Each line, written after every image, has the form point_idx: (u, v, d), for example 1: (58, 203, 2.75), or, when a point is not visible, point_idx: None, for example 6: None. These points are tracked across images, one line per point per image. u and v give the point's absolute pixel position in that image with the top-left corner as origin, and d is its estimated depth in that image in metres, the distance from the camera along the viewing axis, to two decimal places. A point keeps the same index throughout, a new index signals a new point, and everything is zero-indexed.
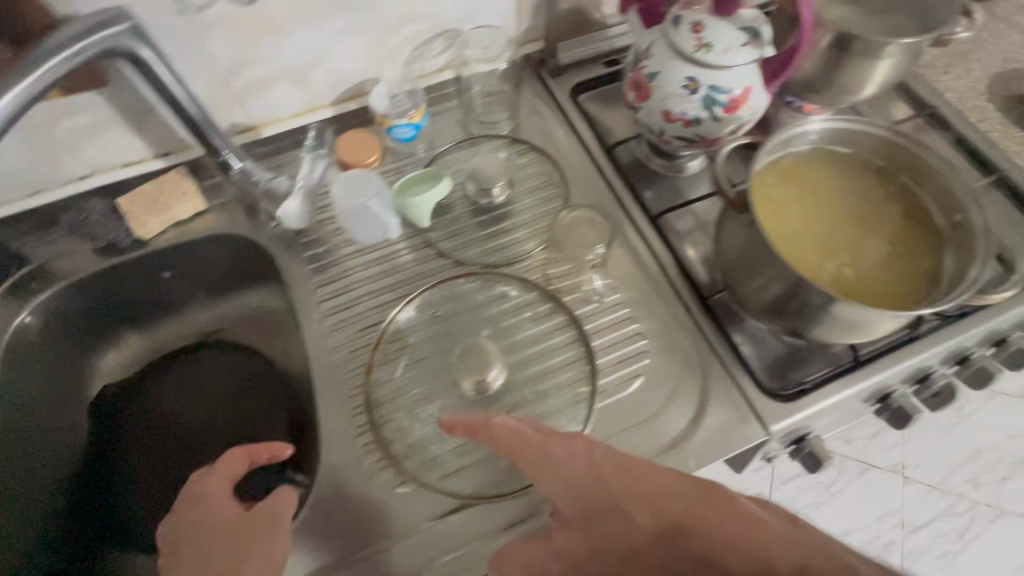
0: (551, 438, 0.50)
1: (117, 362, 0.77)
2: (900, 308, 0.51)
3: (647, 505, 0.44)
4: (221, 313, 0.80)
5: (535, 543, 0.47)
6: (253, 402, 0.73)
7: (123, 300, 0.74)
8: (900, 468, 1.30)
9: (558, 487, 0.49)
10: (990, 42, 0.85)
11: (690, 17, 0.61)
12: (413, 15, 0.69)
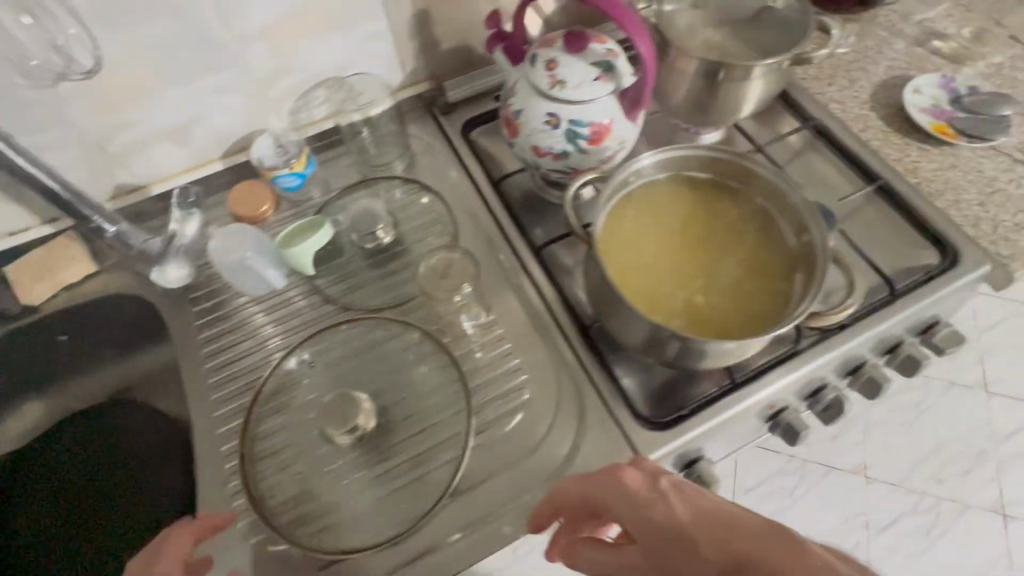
0: (620, 471, 0.45)
1: (22, 425, 0.77)
2: (749, 334, 0.52)
3: (714, 539, 0.38)
4: (130, 370, 0.79)
5: (602, 561, 0.44)
6: (153, 460, 0.74)
7: (20, 365, 0.74)
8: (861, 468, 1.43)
9: (618, 512, 0.43)
10: (875, 50, 0.86)
11: (545, 55, 0.62)
12: (287, 68, 0.70)
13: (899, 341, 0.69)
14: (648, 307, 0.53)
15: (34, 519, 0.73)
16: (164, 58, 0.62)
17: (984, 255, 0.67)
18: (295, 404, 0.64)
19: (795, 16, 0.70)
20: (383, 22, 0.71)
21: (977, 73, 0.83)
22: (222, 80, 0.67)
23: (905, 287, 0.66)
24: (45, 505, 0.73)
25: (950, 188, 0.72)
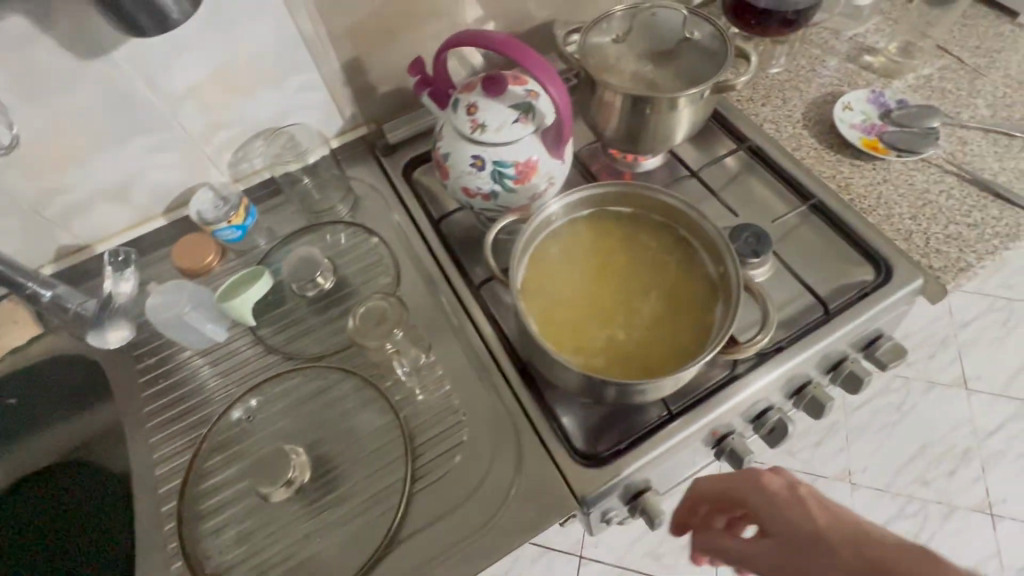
0: (761, 475, 0.49)
1: None
2: (669, 368, 0.53)
3: (856, 551, 0.40)
4: (60, 436, 0.74)
5: (726, 543, 0.47)
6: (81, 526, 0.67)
7: None
8: (846, 474, 1.40)
9: (757, 509, 0.47)
10: (808, 69, 0.88)
11: (465, 100, 0.63)
12: (221, 123, 0.72)
13: (842, 357, 0.69)
14: (570, 347, 0.54)
15: None
16: (93, 123, 0.63)
17: (917, 268, 0.67)
18: (238, 458, 0.64)
19: (716, 46, 0.72)
20: (314, 73, 0.73)
21: (908, 86, 0.84)
22: (155, 139, 0.69)
23: (838, 306, 0.66)
24: None
25: (883, 202, 0.73)
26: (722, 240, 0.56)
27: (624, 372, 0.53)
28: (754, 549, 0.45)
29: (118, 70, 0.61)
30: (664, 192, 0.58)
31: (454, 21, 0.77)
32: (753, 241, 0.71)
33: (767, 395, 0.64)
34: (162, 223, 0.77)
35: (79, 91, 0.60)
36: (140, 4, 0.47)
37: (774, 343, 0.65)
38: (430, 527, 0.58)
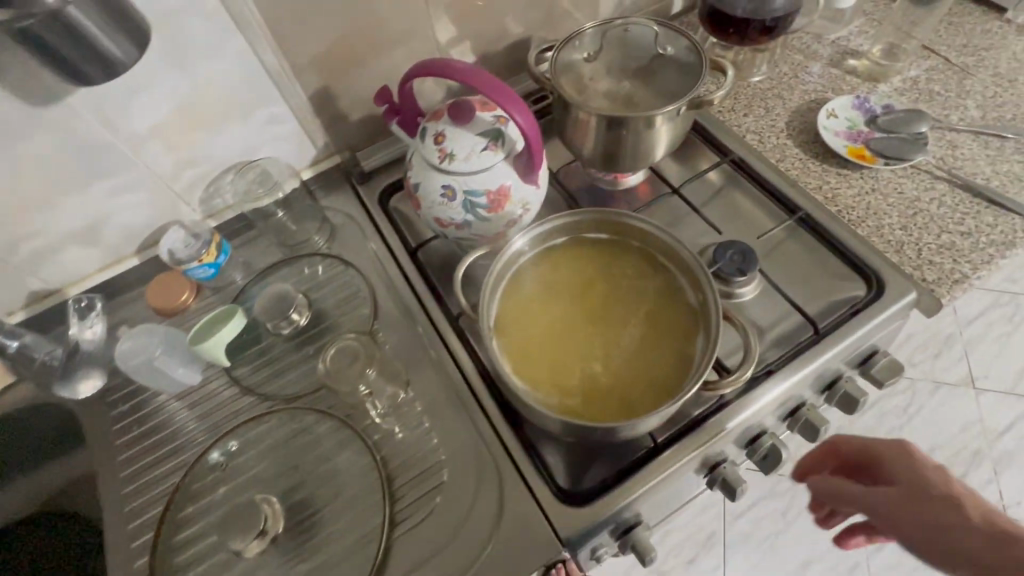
0: (911, 445, 0.49)
1: None
2: (650, 406, 0.50)
3: (994, 522, 0.40)
4: (37, 484, 0.71)
5: (829, 482, 0.50)
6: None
7: None
8: None
9: (895, 469, 0.48)
10: (790, 75, 0.86)
11: (432, 129, 0.61)
12: (189, 160, 0.70)
13: (836, 376, 0.67)
14: (546, 387, 0.52)
15: None
16: (55, 168, 0.62)
17: (909, 282, 0.65)
18: (209, 508, 0.61)
19: (693, 60, 0.71)
20: (282, 104, 0.72)
21: (894, 90, 0.82)
22: (121, 180, 0.67)
23: (829, 325, 0.64)
24: None
25: (872, 213, 0.71)
26: (699, 266, 0.53)
27: (603, 412, 0.50)
28: (875, 496, 0.46)
29: (75, 114, 0.59)
30: (638, 218, 0.56)
31: (424, 45, 0.76)
32: (739, 259, 0.69)
33: (759, 420, 0.62)
34: (135, 262, 0.76)
35: (36, 138, 0.59)
36: (82, 51, 0.45)
37: (763, 366, 0.63)
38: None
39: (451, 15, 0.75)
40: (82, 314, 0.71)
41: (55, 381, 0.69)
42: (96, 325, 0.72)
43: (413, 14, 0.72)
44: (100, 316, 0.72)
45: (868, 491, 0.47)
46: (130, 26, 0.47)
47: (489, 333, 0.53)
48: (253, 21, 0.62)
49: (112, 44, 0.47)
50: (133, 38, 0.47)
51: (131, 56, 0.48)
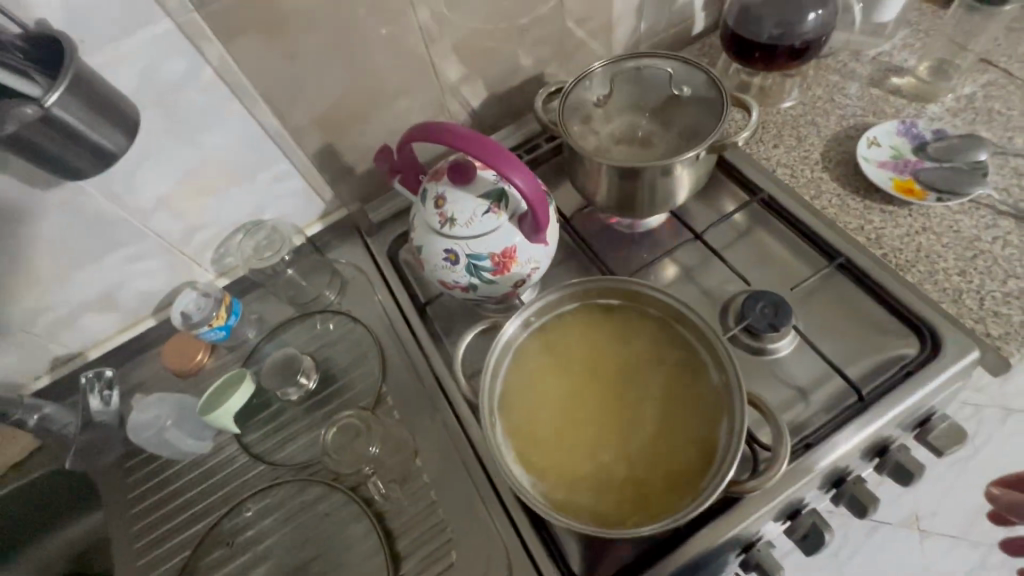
0: None
1: None
2: (668, 503, 0.45)
3: None
4: (74, 535, 0.74)
5: None
6: None
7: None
8: None
9: None
10: (825, 98, 0.79)
11: (433, 192, 0.59)
12: (198, 225, 0.70)
13: (887, 443, 0.59)
14: (554, 479, 0.48)
15: None
16: (68, 243, 0.63)
17: (971, 338, 0.57)
18: None
19: (714, 95, 0.66)
20: (286, 163, 0.71)
21: (946, 110, 0.74)
22: (133, 249, 0.68)
23: (874, 391, 0.57)
24: None
25: (924, 256, 0.63)
26: (721, 342, 0.48)
27: (617, 511, 0.46)
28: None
29: (83, 192, 0.60)
30: (652, 285, 0.52)
31: (429, 93, 0.74)
32: (771, 312, 0.63)
33: (799, 498, 0.55)
34: (152, 324, 0.76)
35: (46, 218, 0.60)
36: (72, 148, 0.45)
37: (801, 436, 0.57)
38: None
39: (455, 61, 0.73)
40: (96, 388, 0.71)
41: (69, 452, 0.70)
42: (112, 397, 0.72)
43: (415, 65, 0.70)
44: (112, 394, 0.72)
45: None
46: (114, 114, 0.47)
47: (491, 418, 0.49)
48: (252, 88, 0.61)
49: (100, 135, 0.46)
50: (121, 129, 0.47)
51: (120, 146, 0.48)
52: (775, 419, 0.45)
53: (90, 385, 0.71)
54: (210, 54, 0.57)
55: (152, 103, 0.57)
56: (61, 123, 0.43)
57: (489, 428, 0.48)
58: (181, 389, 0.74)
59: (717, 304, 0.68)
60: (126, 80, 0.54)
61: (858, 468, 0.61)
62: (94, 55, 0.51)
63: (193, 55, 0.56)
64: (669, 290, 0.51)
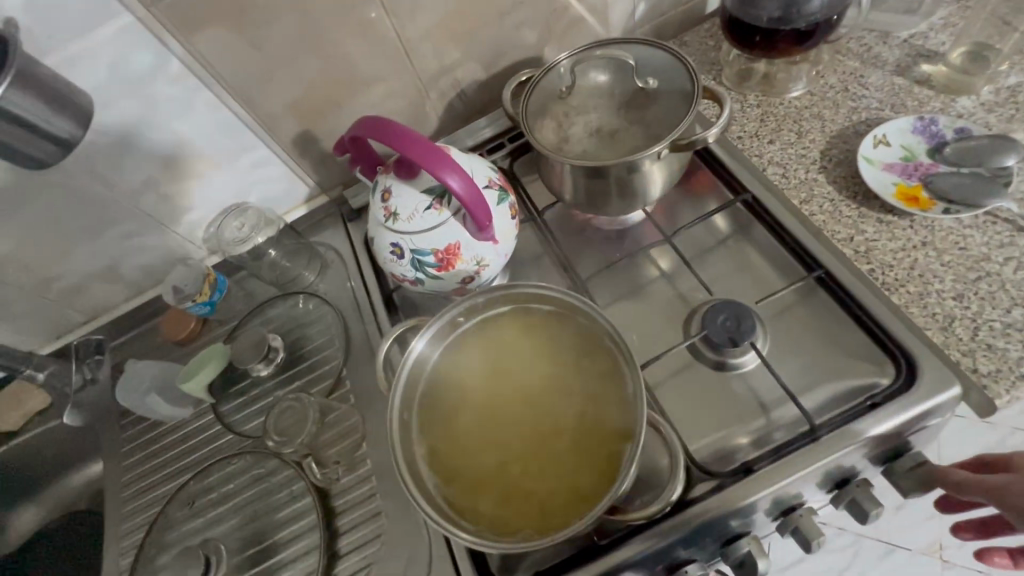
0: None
1: (32, 520, 0.87)
2: (564, 518, 0.45)
3: None
4: (91, 476, 0.85)
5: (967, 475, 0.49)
6: (87, 559, 0.81)
7: (25, 471, 0.84)
8: (936, 547, 1.05)
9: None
10: (840, 87, 0.70)
11: (381, 186, 0.60)
12: (186, 206, 0.75)
13: (844, 474, 0.54)
14: (458, 482, 0.48)
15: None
16: (66, 220, 0.69)
17: (952, 372, 0.51)
18: (176, 542, 0.63)
19: (687, 88, 0.61)
20: (264, 149, 0.73)
21: (979, 104, 0.65)
22: (126, 228, 0.74)
23: (828, 422, 0.52)
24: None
25: (918, 276, 0.56)
26: (632, 355, 0.47)
27: (515, 521, 0.46)
28: (1006, 482, 0.47)
29: (72, 175, 0.66)
30: (574, 294, 0.51)
31: (405, 79, 0.73)
32: (733, 326, 0.58)
33: (733, 525, 0.52)
34: (153, 296, 0.82)
35: (42, 198, 0.66)
36: (32, 138, 0.53)
37: (747, 461, 0.52)
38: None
39: (429, 46, 0.71)
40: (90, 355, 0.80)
41: (65, 407, 0.78)
42: (102, 363, 0.80)
43: (387, 53, 0.69)
44: (106, 359, 0.80)
45: (996, 479, 0.48)
46: (65, 107, 0.55)
47: (405, 414, 0.51)
48: (218, 76, 0.64)
49: (54, 125, 0.54)
50: (73, 119, 0.55)
51: (77, 135, 0.56)
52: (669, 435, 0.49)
53: (82, 351, 0.80)
54: (173, 46, 0.60)
55: (124, 93, 0.62)
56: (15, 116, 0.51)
57: (401, 424, 0.50)
58: (170, 358, 0.80)
59: (685, 311, 0.63)
60: (96, 73, 0.59)
61: (813, 498, 0.56)
62: (64, 50, 0.56)
63: (157, 48, 0.60)
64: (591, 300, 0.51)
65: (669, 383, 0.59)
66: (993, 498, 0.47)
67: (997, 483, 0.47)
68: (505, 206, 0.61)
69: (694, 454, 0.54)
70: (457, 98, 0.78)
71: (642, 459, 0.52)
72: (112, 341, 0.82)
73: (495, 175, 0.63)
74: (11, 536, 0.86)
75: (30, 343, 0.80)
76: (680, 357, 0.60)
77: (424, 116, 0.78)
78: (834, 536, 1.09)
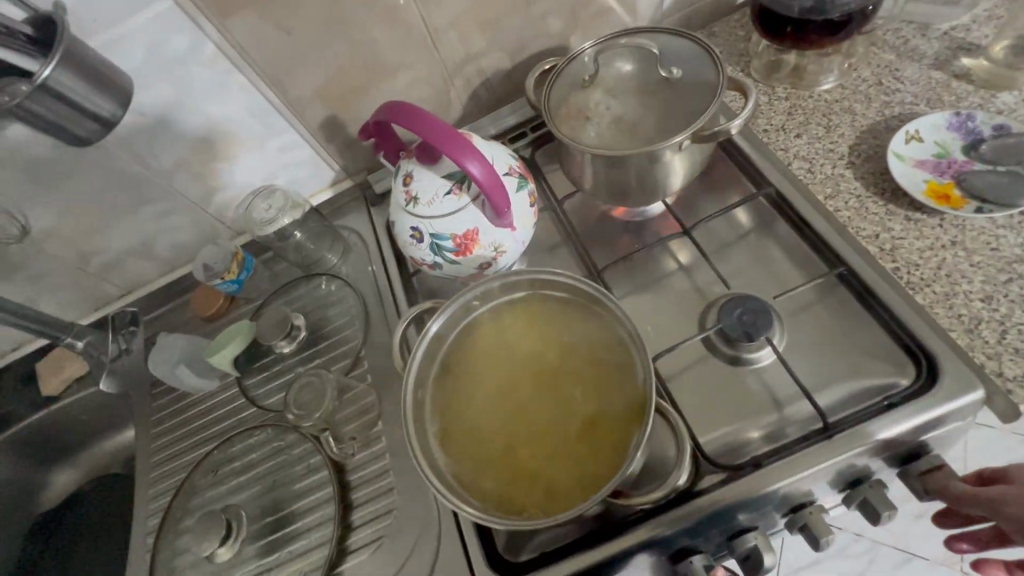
0: None
1: (69, 480, 0.92)
2: (570, 499, 0.46)
3: None
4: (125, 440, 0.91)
5: (969, 489, 0.49)
6: (121, 514, 0.86)
7: (62, 434, 0.89)
8: (956, 559, 1.01)
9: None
10: (873, 80, 0.69)
11: (403, 170, 0.61)
12: (218, 186, 0.77)
13: (857, 474, 0.53)
14: (467, 460, 0.50)
15: (46, 551, 0.86)
16: (105, 196, 0.73)
17: (975, 376, 0.50)
18: (200, 507, 0.66)
19: (712, 79, 0.60)
20: (292, 133, 0.75)
21: (1021, 100, 0.62)
22: (160, 206, 0.77)
23: (843, 420, 0.51)
24: (57, 542, 0.87)
25: (945, 276, 0.55)
26: (644, 343, 0.48)
27: (521, 501, 0.47)
28: (1007, 493, 0.47)
29: (111, 154, 0.69)
30: (588, 282, 0.52)
31: (431, 66, 0.74)
32: (750, 321, 0.57)
33: (740, 518, 0.52)
34: (185, 272, 0.86)
35: (83, 175, 0.70)
36: (75, 114, 0.56)
37: (758, 456, 0.52)
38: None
39: (456, 34, 0.72)
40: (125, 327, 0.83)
41: (102, 374, 0.80)
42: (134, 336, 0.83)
43: (413, 41, 0.70)
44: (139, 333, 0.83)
45: (997, 493, 0.47)
46: (105, 88, 0.57)
47: (419, 391, 0.52)
48: (251, 61, 0.66)
49: (97, 105, 0.57)
50: (114, 99, 0.58)
51: (118, 114, 0.59)
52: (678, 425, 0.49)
53: (118, 322, 0.82)
54: (209, 31, 0.62)
55: (161, 75, 0.64)
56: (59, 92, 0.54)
57: (414, 401, 0.51)
58: (199, 332, 0.83)
59: (702, 304, 0.63)
60: (135, 55, 0.61)
61: (824, 497, 0.55)
62: (105, 32, 0.59)
63: (194, 33, 0.62)
64: (604, 286, 0.52)
65: (683, 376, 0.59)
66: (992, 510, 0.47)
67: (996, 494, 0.48)
68: (524, 193, 0.62)
69: (705, 447, 0.54)
70: (481, 86, 0.79)
71: (651, 448, 0.53)
72: (146, 314, 0.86)
73: (515, 162, 0.63)
74: (48, 495, 0.92)
75: (72, 313, 0.85)
76: (695, 350, 0.60)
77: (448, 103, 0.79)
78: (849, 541, 1.06)
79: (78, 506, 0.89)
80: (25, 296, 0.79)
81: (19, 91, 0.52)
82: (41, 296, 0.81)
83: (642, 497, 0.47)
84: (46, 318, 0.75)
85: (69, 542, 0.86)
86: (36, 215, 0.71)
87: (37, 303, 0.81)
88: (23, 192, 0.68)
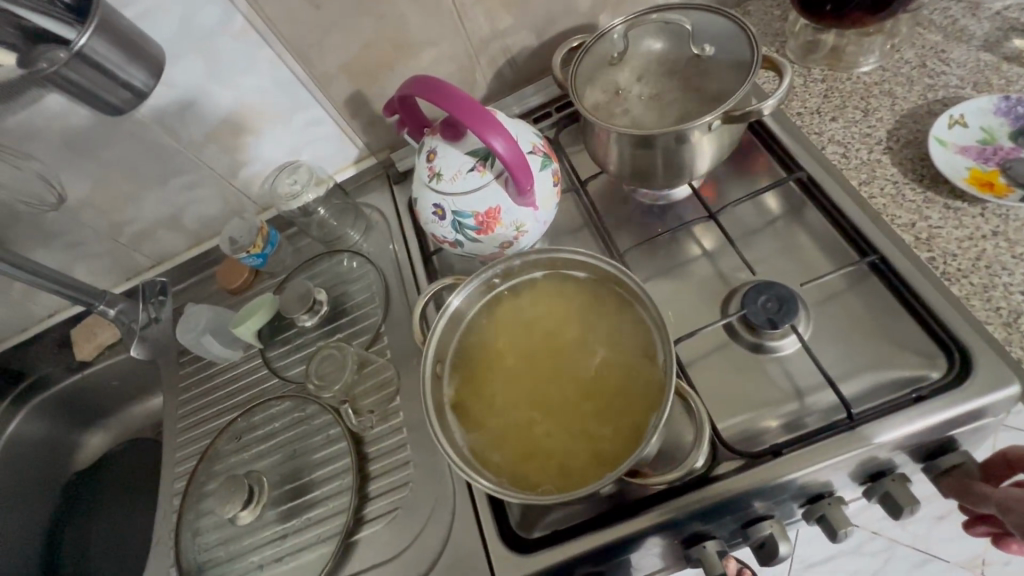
0: None
1: (100, 441, 0.97)
2: (586, 478, 0.45)
3: None
4: None
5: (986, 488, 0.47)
6: (149, 474, 0.90)
7: (95, 396, 0.94)
8: (977, 561, 0.91)
9: None
10: (916, 62, 0.66)
11: (427, 147, 0.61)
12: (244, 160, 0.79)
13: (880, 467, 0.52)
14: (483, 434, 0.50)
15: (74, 505, 0.90)
16: (136, 168, 0.74)
17: (1011, 370, 0.48)
18: (223, 472, 0.68)
19: (745, 58, 0.58)
20: (318, 108, 0.76)
21: None
22: (189, 177, 0.78)
23: (867, 411, 0.50)
24: (83, 497, 0.90)
25: (984, 267, 0.53)
26: (665, 324, 0.47)
27: (536, 478, 0.47)
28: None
29: (142, 125, 0.70)
30: (611, 262, 0.52)
31: (457, 44, 0.73)
32: (774, 308, 0.56)
33: (756, 507, 0.51)
34: (212, 246, 0.88)
35: (115, 143, 0.71)
36: (106, 81, 0.57)
37: (777, 444, 0.51)
38: (372, 572, 0.58)
39: (483, 10, 0.71)
40: (154, 296, 0.83)
41: (132, 341, 0.80)
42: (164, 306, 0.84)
43: (440, 16, 0.69)
44: (168, 301, 0.84)
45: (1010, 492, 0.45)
46: (139, 55, 0.58)
47: (438, 365, 0.53)
48: (279, 35, 0.67)
49: (130, 74, 0.58)
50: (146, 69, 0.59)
51: (150, 86, 0.61)
52: (696, 405, 0.48)
53: (148, 291, 0.84)
54: (240, 5, 0.63)
55: (194, 50, 0.65)
56: (91, 58, 0.55)
57: (433, 374, 0.52)
58: (224, 304, 0.85)
59: (724, 290, 0.62)
60: (167, 27, 0.62)
61: (844, 489, 0.54)
62: (139, 3, 0.60)
63: (226, 5, 0.62)
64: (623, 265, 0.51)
65: (704, 361, 0.58)
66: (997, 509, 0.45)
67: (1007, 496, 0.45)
68: (548, 171, 0.61)
69: (723, 433, 0.53)
70: (506, 65, 0.78)
71: (666, 432, 0.53)
72: (175, 285, 0.88)
73: (539, 141, 0.63)
74: (81, 454, 0.96)
75: (105, 281, 0.88)
76: (716, 336, 0.59)
77: (473, 81, 0.79)
78: (863, 539, 0.95)
79: (104, 467, 0.93)
80: (61, 263, 0.82)
81: (58, 58, 0.54)
82: (76, 263, 0.83)
83: (659, 477, 0.47)
84: (79, 284, 0.77)
85: (98, 498, 0.89)
86: (70, 184, 0.73)
87: (72, 271, 0.84)
88: (59, 161, 0.70)
